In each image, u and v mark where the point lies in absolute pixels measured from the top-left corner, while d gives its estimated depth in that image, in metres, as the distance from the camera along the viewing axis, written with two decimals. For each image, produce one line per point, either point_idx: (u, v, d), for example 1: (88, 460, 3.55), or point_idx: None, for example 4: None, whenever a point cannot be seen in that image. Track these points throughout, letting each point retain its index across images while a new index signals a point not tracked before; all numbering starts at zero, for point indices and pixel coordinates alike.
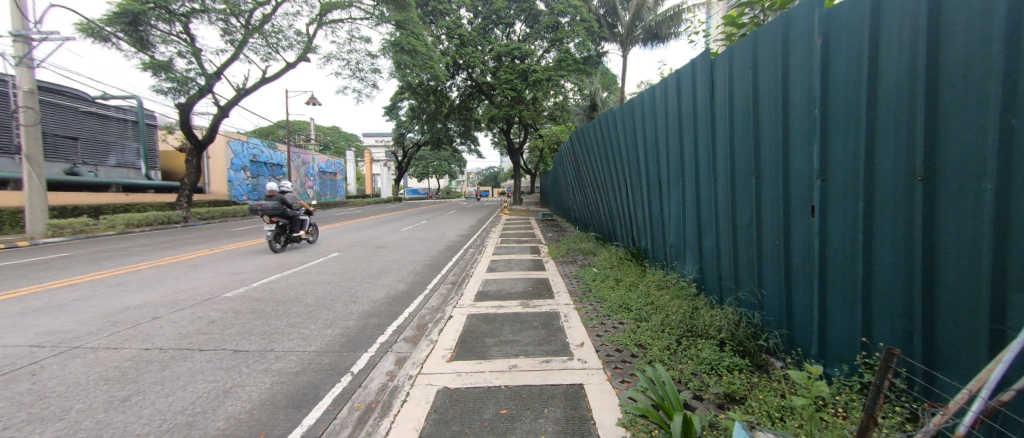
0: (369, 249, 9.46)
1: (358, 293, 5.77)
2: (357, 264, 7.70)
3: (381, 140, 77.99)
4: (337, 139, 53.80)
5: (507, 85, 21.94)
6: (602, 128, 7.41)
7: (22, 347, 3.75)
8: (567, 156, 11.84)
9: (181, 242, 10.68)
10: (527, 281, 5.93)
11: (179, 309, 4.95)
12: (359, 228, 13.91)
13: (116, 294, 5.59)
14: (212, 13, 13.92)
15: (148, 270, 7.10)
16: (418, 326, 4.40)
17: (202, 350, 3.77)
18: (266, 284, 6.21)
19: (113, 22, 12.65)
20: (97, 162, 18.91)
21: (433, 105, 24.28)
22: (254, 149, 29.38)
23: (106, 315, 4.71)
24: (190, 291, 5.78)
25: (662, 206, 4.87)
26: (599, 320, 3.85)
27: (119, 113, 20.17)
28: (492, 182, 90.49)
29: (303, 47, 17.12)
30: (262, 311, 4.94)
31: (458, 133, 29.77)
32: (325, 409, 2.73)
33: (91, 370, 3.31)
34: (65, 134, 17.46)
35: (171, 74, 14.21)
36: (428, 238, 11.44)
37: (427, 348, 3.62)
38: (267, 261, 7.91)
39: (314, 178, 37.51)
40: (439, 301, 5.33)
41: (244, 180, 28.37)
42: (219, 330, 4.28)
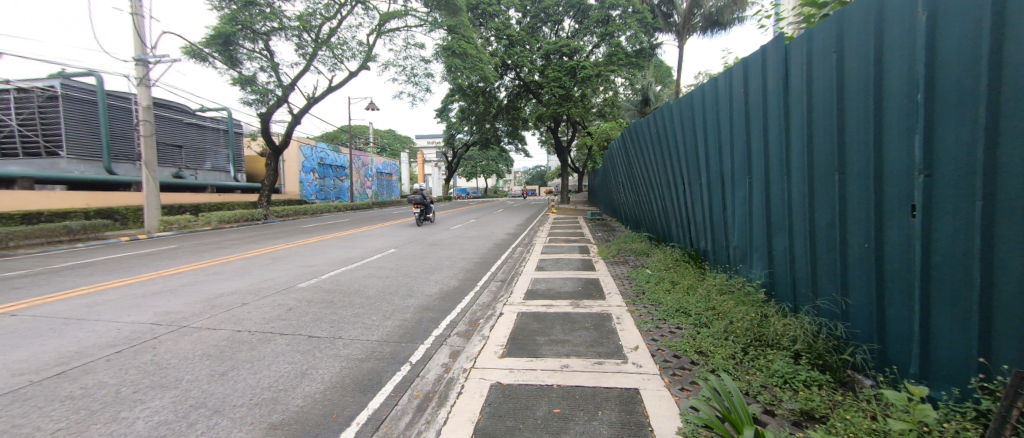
0: (422, 245, 9.91)
1: (414, 287, 6.10)
2: (413, 260, 8.11)
3: (433, 141, 81.15)
4: (393, 142, 56.92)
5: (555, 83, 21.72)
6: (656, 124, 7.11)
7: (146, 324, 4.44)
8: (618, 153, 11.49)
9: (262, 237, 11.98)
10: (576, 281, 5.86)
11: (262, 297, 5.57)
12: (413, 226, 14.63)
13: (213, 281, 6.43)
14: (288, 30, 15.40)
15: (237, 261, 8.07)
16: (470, 321, 4.54)
17: (282, 334, 4.21)
18: (333, 277, 6.77)
19: (209, 43, 14.46)
20: (197, 166, 21.79)
21: (482, 105, 24.77)
22: (321, 153, 32.09)
23: (206, 299, 5.44)
24: (271, 281, 6.48)
25: (725, 204, 4.55)
26: (654, 323, 3.70)
27: (214, 123, 23.04)
28: (540, 180, 90.11)
29: (364, 56, 18.35)
30: (330, 301, 5.40)
31: (506, 132, 30.09)
32: (387, 395, 2.92)
33: (196, 346, 3.85)
34: (173, 142, 20.34)
35: (255, 87, 15.98)
36: (478, 236, 11.74)
37: (479, 343, 3.73)
38: (334, 256, 8.61)
39: (372, 178, 40.07)
40: (489, 298, 5.46)
41: (313, 181, 31.11)
42: (295, 317, 4.76)
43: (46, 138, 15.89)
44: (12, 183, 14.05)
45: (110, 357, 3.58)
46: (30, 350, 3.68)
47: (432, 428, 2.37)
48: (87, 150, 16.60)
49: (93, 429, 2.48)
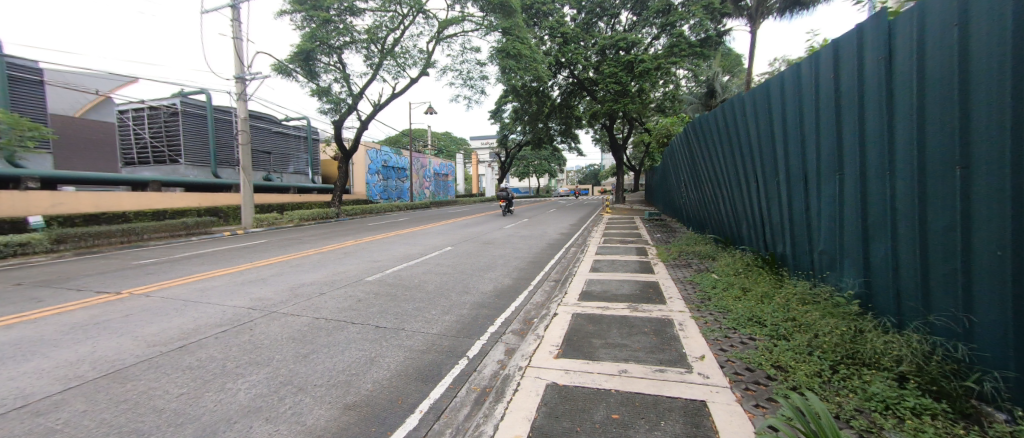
0: (477, 244, 10.19)
1: (469, 284, 6.29)
2: (468, 258, 8.37)
3: (487, 142, 82.97)
4: (449, 144, 59.13)
5: (611, 79, 20.97)
6: (726, 117, 6.59)
7: (244, 308, 5.11)
8: (680, 150, 10.83)
9: (335, 234, 13.18)
10: (634, 283, 5.64)
11: (335, 288, 6.12)
12: (468, 225, 15.11)
13: (295, 272, 7.20)
14: (358, 43, 16.71)
15: (314, 255, 8.95)
16: (524, 320, 4.58)
17: (353, 323, 4.59)
18: (396, 272, 7.22)
19: (293, 59, 16.17)
20: (282, 170, 24.52)
21: (535, 105, 24.79)
22: (385, 156, 34.35)
23: (290, 288, 6.10)
24: (343, 274, 7.09)
25: (808, 204, 4.09)
26: (722, 333, 3.43)
27: (297, 131, 25.77)
28: (593, 180, 87.73)
29: (424, 63, 19.31)
30: (394, 294, 5.78)
31: (559, 131, 29.79)
32: (447, 386, 3.06)
33: (284, 330, 4.35)
34: (263, 149, 23.11)
35: (330, 97, 17.57)
36: (530, 236, 11.79)
37: (535, 342, 3.75)
38: (396, 252, 9.20)
39: (429, 179, 42.03)
40: (543, 298, 5.45)
41: (377, 182, 33.43)
42: (364, 308, 5.16)
43: (169, 148, 18.91)
44: (147, 186, 16.98)
45: (217, 334, 4.17)
46: (159, 326, 4.41)
47: (490, 422, 2.44)
48: (199, 158, 19.46)
49: (206, 396, 2.92)
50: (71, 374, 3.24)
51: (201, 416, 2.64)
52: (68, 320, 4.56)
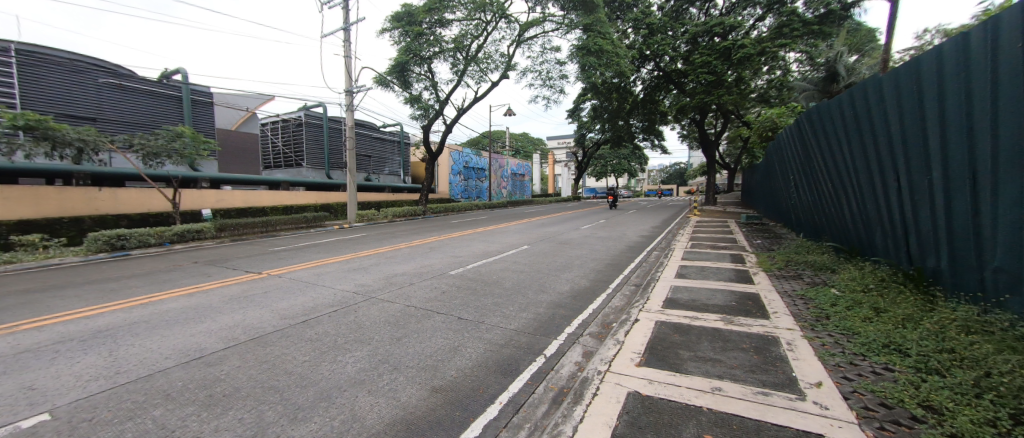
0: (553, 244, 10.17)
1: (546, 284, 6.32)
2: (544, 258, 8.41)
3: (563, 141, 82.28)
4: (526, 145, 60.07)
5: (703, 68, 19.16)
6: (855, 103, 5.55)
7: (350, 292, 5.86)
8: (790, 144, 9.43)
9: (422, 230, 14.33)
10: (728, 293, 5.09)
11: (423, 279, 6.67)
12: (544, 224, 15.17)
13: (390, 263, 8.01)
14: (446, 52, 17.93)
15: (405, 249, 9.84)
16: (603, 323, 4.44)
17: (439, 313, 4.94)
18: (476, 268, 7.58)
19: (391, 72, 17.95)
20: (380, 171, 27.47)
21: (616, 102, 23.75)
22: (467, 157, 36.26)
23: (385, 277, 6.80)
24: (428, 267, 7.67)
25: (978, 208, 3.24)
26: (846, 358, 2.91)
27: (392, 136, 28.63)
28: (679, 180, 81.12)
29: (505, 66, 19.93)
30: (474, 289, 6.08)
31: (641, 128, 28.17)
32: (525, 382, 3.12)
33: (381, 314, 4.89)
34: (366, 153, 26.15)
35: (420, 104, 19.13)
36: (608, 237, 11.39)
37: (614, 347, 3.61)
38: (476, 249, 9.65)
39: (507, 179, 43.23)
40: (623, 302, 5.22)
41: (459, 182, 35.43)
42: (448, 300, 5.51)
43: (295, 154, 22.50)
44: (279, 186, 20.39)
45: (329, 313, 4.85)
46: (288, 302, 5.28)
47: (569, 423, 2.44)
48: (316, 162, 22.80)
49: (323, 365, 3.42)
50: (227, 336, 4.06)
51: (320, 382, 3.10)
52: (226, 293, 5.71)
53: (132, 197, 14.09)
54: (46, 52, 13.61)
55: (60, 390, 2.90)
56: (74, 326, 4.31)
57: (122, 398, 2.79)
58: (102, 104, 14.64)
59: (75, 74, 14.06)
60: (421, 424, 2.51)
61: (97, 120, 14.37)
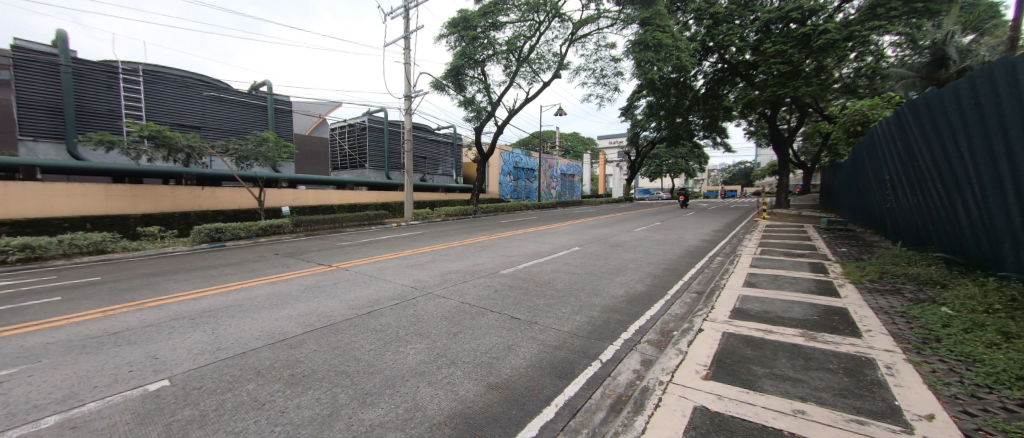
0: (606, 246, 9.87)
1: (599, 287, 6.15)
2: (596, 260, 8.20)
3: (614, 140, 79.67)
4: (576, 145, 59.08)
5: (777, 58, 17.48)
6: (978, 92, 4.71)
7: (409, 287, 6.16)
8: (887, 140, 8.26)
9: (473, 229, 14.70)
10: (808, 306, 4.59)
11: (475, 277, 6.83)
12: (596, 226, 14.82)
13: (444, 261, 8.31)
14: (499, 54, 18.22)
15: (457, 247, 10.13)
16: (662, 331, 4.22)
17: (492, 311, 5.02)
18: (527, 268, 7.59)
19: (446, 76, 18.61)
20: (434, 171, 28.64)
21: (674, 98, 22.42)
22: (516, 158, 36.58)
23: (440, 274, 7.06)
24: (481, 266, 7.84)
25: None
26: (968, 390, 2.47)
27: (446, 138, 29.73)
28: (744, 180, 74.85)
29: (558, 66, 19.85)
30: (526, 289, 6.10)
31: (701, 125, 26.40)
32: (581, 386, 3.05)
33: (437, 309, 5.08)
34: (422, 154, 27.39)
35: (473, 106, 19.61)
36: (665, 240, 10.83)
37: (676, 357, 3.42)
38: (526, 249, 9.67)
39: (556, 179, 42.87)
40: (683, 309, 4.92)
41: (509, 182, 35.80)
42: (500, 299, 5.58)
43: (359, 156, 24.21)
44: (345, 186, 22.04)
45: (391, 306, 5.13)
46: (353, 294, 5.68)
47: (629, 433, 2.35)
48: (377, 163, 24.33)
49: (387, 354, 3.63)
50: (304, 322, 4.47)
51: (385, 370, 3.30)
52: (302, 283, 6.27)
53: (227, 196, 16.03)
54: (164, 70, 15.90)
55: (175, 360, 3.39)
56: (184, 306, 5.01)
57: (222, 371, 3.18)
58: (205, 114, 16.89)
59: (185, 88, 16.31)
60: (479, 419, 2.57)
61: (201, 128, 16.66)
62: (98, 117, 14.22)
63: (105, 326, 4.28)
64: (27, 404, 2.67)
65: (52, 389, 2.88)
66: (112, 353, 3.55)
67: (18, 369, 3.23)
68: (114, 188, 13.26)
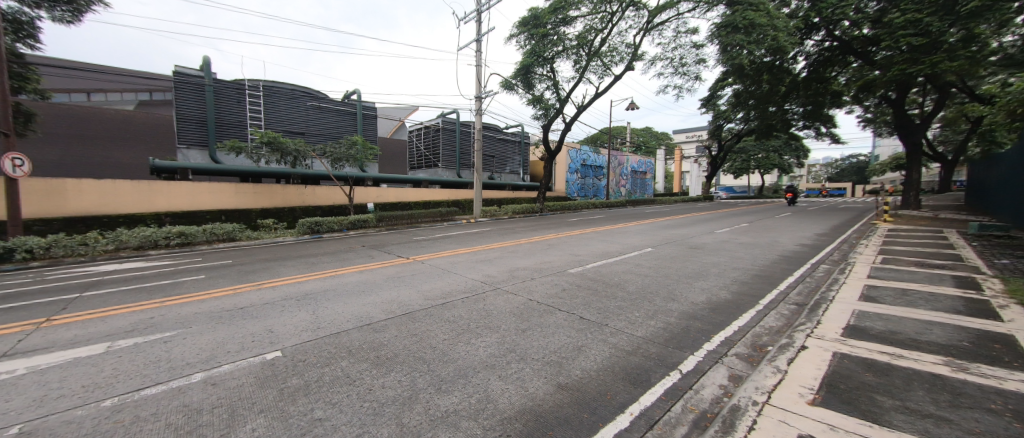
0: (684, 248, 9.15)
1: (677, 291, 5.71)
2: (673, 262, 7.64)
3: (692, 135, 73.59)
4: (649, 140, 55.82)
5: (906, 29, 14.59)
6: None
7: (479, 282, 6.35)
8: None
9: (540, 227, 14.72)
10: (955, 330, 3.72)
11: (543, 275, 6.81)
12: (671, 226, 13.83)
13: (513, 258, 8.42)
14: (569, 49, 17.95)
15: (524, 244, 10.21)
16: (754, 345, 3.76)
17: (561, 310, 4.95)
18: (596, 267, 7.36)
19: (516, 75, 18.88)
20: (502, 170, 29.31)
21: (767, 85, 19.96)
22: (584, 155, 35.79)
23: (508, 270, 7.17)
24: (548, 263, 7.80)
25: None
26: None
27: (514, 137, 30.19)
28: (857, 176, 63.78)
29: (631, 57, 18.94)
30: (595, 289, 5.90)
31: (801, 114, 23.12)
32: (659, 397, 2.83)
33: (506, 304, 5.16)
34: (491, 153, 28.20)
35: (541, 104, 19.60)
36: (754, 244, 9.69)
37: (773, 376, 3.01)
38: (594, 249, 9.37)
39: (626, 177, 41.10)
40: (780, 323, 4.33)
41: (576, 180, 35.17)
42: (568, 297, 5.49)
43: (433, 156, 25.75)
44: (421, 184, 23.60)
45: (462, 299, 5.35)
46: (428, 286, 6.04)
47: None
48: (449, 163, 25.63)
49: (460, 345, 3.77)
50: (386, 309, 4.85)
51: (458, 360, 3.44)
52: (384, 273, 6.83)
53: (324, 193, 18.18)
54: (278, 85, 18.53)
55: (286, 335, 3.91)
56: (291, 288, 5.78)
57: (320, 348, 3.59)
58: (309, 121, 19.35)
59: (293, 99, 18.84)
60: (549, 418, 2.53)
61: (305, 134, 19.13)
62: (230, 127, 17.11)
63: (234, 301, 5.13)
64: (183, 360, 3.30)
65: (199, 350, 3.51)
66: (240, 324, 4.23)
67: (175, 332, 4.00)
68: (242, 186, 15.83)
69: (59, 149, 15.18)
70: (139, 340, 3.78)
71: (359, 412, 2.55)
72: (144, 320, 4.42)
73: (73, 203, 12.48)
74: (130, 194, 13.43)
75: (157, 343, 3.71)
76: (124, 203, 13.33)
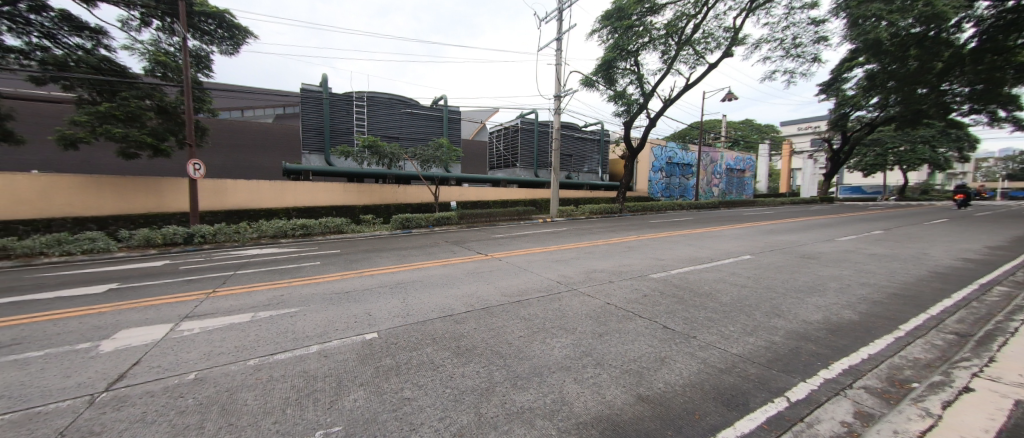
0: (793, 257, 7.92)
1: (783, 306, 4.97)
2: (778, 273, 6.67)
3: (806, 126, 63.44)
4: (749, 134, 49.67)
5: None
6: None
7: (555, 281, 6.31)
8: None
9: (620, 228, 14.09)
10: None
11: (623, 278, 6.51)
12: (776, 231, 12.10)
13: (590, 259, 8.21)
14: (656, 39, 16.86)
15: (602, 246, 9.88)
16: (891, 379, 3.08)
17: (641, 316, 4.67)
18: (682, 274, 6.79)
19: (597, 71, 18.34)
20: (579, 170, 28.80)
21: (914, 62, 16.27)
22: (671, 152, 33.31)
23: (585, 272, 7.00)
24: (628, 266, 7.43)
25: None
26: None
27: (593, 135, 29.38)
28: None
29: (730, 43, 17.07)
30: (682, 297, 5.43)
31: (965, 95, 18.36)
32: (759, 425, 2.49)
33: (583, 306, 5.04)
34: (568, 153, 27.89)
35: (624, 100, 18.74)
36: (891, 256, 7.96)
37: (921, 421, 2.43)
38: (681, 253, 8.65)
39: (720, 176, 37.22)
40: (931, 355, 3.47)
41: (660, 179, 32.95)
42: (650, 304, 5.15)
43: (512, 156, 26.40)
44: (500, 183, 24.39)
45: (538, 298, 5.38)
46: (505, 282, 6.20)
47: None
48: (528, 163, 26.03)
49: (536, 343, 3.80)
50: (467, 302, 5.11)
51: (534, 357, 3.47)
52: (465, 268, 7.21)
53: (414, 192, 19.86)
54: (378, 95, 20.71)
55: (381, 319, 4.36)
56: (386, 277, 6.43)
57: (409, 333, 3.92)
58: (402, 127, 21.37)
59: (390, 108, 20.94)
60: (628, 429, 2.41)
61: (399, 138, 21.18)
62: (341, 134, 19.71)
63: (341, 286, 5.90)
64: (303, 333, 3.90)
65: (315, 326, 4.11)
66: (345, 306, 4.85)
67: (297, 309, 4.74)
68: (349, 186, 18.14)
69: (223, 156, 19.24)
70: (273, 313, 4.58)
71: (443, 397, 2.72)
72: (277, 296, 5.34)
73: (231, 199, 15.63)
74: (268, 192, 16.36)
75: (286, 316, 4.46)
76: (264, 199, 16.28)
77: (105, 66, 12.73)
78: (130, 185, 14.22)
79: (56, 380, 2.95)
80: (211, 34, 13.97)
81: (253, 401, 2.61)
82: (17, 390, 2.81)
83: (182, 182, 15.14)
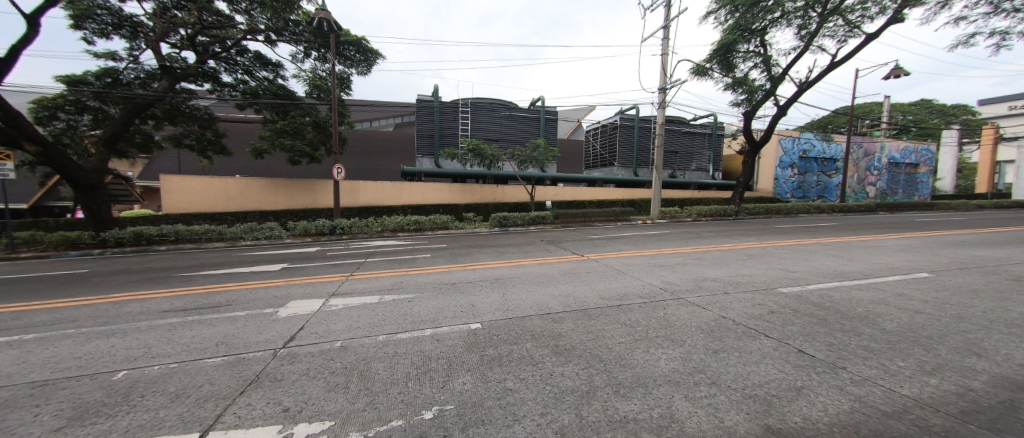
0: (1001, 280, 5.90)
1: (986, 344, 3.74)
2: (974, 299, 5.06)
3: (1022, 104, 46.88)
4: (924, 118, 38.87)
5: None
6: None
7: (659, 288, 5.86)
8: None
9: (737, 233, 12.41)
10: None
11: (741, 290, 5.70)
12: (969, 244, 9.18)
13: (700, 266, 7.40)
14: (790, 13, 14.40)
15: (714, 252, 8.82)
16: None
17: (769, 336, 4.03)
18: (823, 289, 5.65)
19: (712, 57, 16.44)
20: (686, 167, 26.24)
21: None
22: (805, 144, 28.07)
23: (694, 280, 6.34)
24: (749, 277, 6.50)
25: None
26: None
27: (703, 128, 26.46)
28: None
29: (900, 5, 13.60)
30: (824, 318, 4.51)
31: None
32: None
33: (693, 318, 4.57)
34: (673, 149, 25.66)
35: (744, 87, 16.46)
36: None
37: None
38: (821, 265, 7.20)
39: (876, 172, 30.01)
40: None
41: (790, 177, 28.02)
42: (779, 322, 4.41)
43: (609, 154, 25.41)
44: (596, 183, 23.75)
45: (640, 303, 5.07)
46: (602, 285, 6.00)
47: None
48: (626, 161, 24.76)
49: (640, 351, 3.59)
50: (565, 302, 5.08)
51: (638, 366, 3.28)
52: (561, 268, 7.19)
53: (511, 191, 20.65)
54: (480, 101, 21.97)
55: (484, 312, 4.61)
56: (486, 272, 6.80)
57: (508, 328, 4.05)
58: (502, 129, 22.38)
59: (491, 112, 22.07)
60: None
61: (499, 141, 22.23)
62: (448, 138, 21.54)
63: (447, 277, 6.46)
64: (418, 317, 4.37)
65: (427, 312, 4.57)
66: (452, 297, 5.28)
67: (413, 296, 5.32)
68: (454, 186, 19.77)
69: (357, 161, 22.82)
70: (395, 297, 5.23)
71: (544, 393, 2.75)
72: (397, 282, 6.11)
73: (362, 197, 18.43)
74: (390, 191, 18.84)
75: (405, 301, 5.05)
76: (386, 197, 18.81)
77: (281, 92, 16.21)
78: (294, 186, 17.83)
79: (253, 334, 3.86)
80: (351, 59, 16.66)
81: (382, 371, 3.01)
82: (231, 339, 3.75)
83: (328, 183, 18.39)
